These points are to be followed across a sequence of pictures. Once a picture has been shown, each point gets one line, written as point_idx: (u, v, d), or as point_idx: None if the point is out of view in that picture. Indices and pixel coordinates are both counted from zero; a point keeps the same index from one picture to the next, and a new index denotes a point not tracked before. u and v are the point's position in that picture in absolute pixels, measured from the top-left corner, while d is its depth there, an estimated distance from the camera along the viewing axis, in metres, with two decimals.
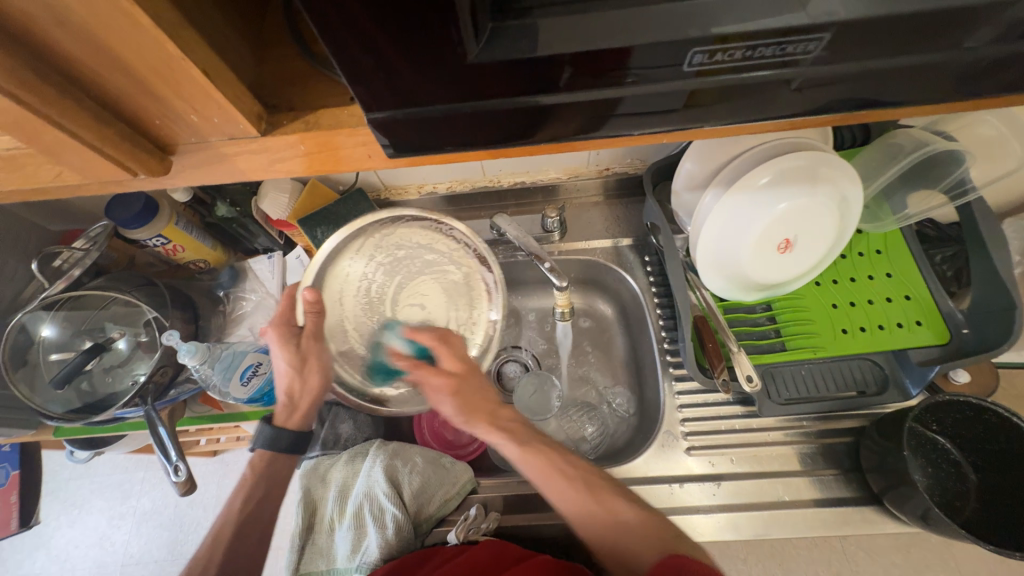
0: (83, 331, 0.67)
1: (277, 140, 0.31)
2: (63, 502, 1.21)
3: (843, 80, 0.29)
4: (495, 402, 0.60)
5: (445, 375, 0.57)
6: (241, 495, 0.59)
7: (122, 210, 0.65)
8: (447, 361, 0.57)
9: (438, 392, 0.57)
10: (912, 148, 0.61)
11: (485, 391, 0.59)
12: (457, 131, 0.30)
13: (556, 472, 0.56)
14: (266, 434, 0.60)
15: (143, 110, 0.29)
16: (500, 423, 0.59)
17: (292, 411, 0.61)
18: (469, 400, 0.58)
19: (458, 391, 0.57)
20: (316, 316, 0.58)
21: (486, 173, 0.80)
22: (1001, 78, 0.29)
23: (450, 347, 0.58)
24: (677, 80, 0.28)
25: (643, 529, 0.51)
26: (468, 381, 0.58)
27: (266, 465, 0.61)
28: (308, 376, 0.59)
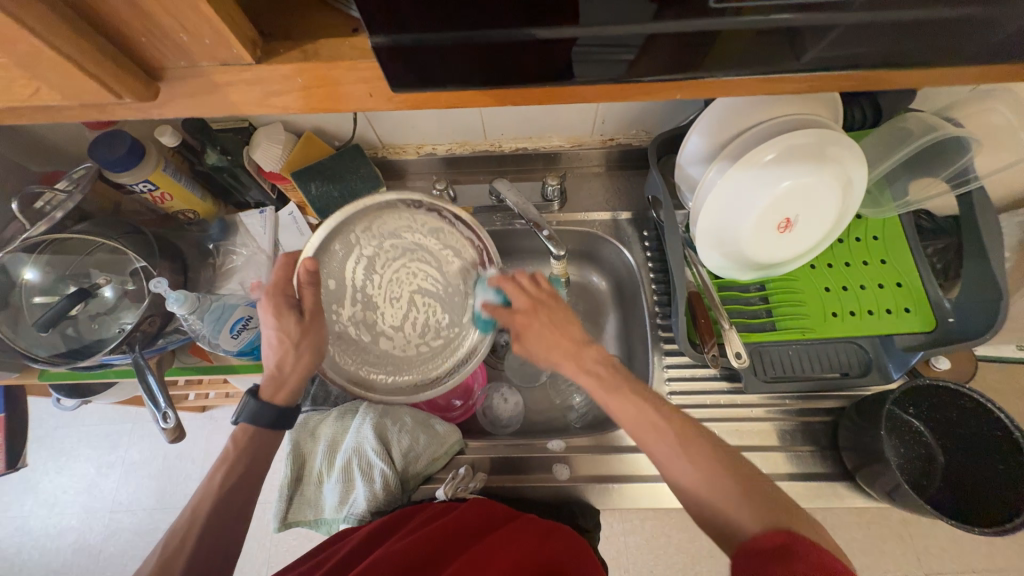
0: (68, 276, 0.66)
1: (273, 70, 0.30)
2: (50, 449, 1.21)
3: (868, 36, 0.28)
4: (580, 338, 0.57)
5: (515, 314, 0.59)
6: (223, 470, 0.57)
7: (107, 150, 0.62)
8: (517, 295, 0.59)
9: (518, 329, 0.58)
10: (921, 133, 0.60)
11: (565, 322, 0.58)
12: (463, 69, 0.29)
13: (652, 431, 0.50)
14: (250, 407, 0.58)
15: (127, 25, 0.27)
16: (587, 364, 0.55)
17: (278, 386, 0.59)
18: (543, 334, 0.57)
19: (541, 314, 0.58)
20: (312, 291, 0.57)
21: (488, 137, 0.78)
22: None
23: (517, 284, 0.60)
24: (697, 22, 0.27)
25: (745, 501, 0.44)
26: (540, 310, 0.58)
27: (250, 440, 0.58)
28: (301, 352, 0.57)
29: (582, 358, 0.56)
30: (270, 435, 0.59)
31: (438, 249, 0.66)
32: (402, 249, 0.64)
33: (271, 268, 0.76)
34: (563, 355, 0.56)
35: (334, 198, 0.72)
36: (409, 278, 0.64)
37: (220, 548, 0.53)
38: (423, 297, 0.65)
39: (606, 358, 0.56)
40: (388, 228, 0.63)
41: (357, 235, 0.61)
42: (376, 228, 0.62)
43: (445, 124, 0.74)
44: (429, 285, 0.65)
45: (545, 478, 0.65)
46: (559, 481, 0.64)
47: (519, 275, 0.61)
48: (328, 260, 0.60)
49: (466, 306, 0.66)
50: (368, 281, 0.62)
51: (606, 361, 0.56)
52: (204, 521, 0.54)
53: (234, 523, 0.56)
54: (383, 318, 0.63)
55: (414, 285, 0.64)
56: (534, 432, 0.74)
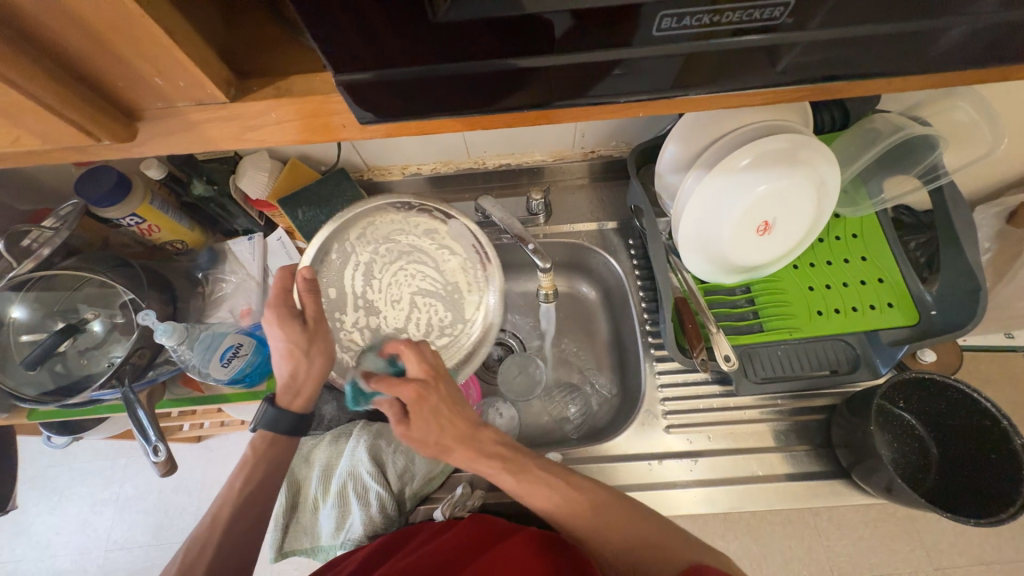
0: (56, 312, 0.66)
1: (248, 107, 0.31)
2: (42, 489, 1.19)
3: (817, 50, 0.29)
4: (476, 423, 0.54)
5: (406, 390, 0.49)
6: (241, 474, 0.58)
7: (92, 187, 0.63)
8: (413, 365, 0.50)
9: (405, 412, 0.50)
10: (889, 132, 0.62)
11: (453, 404, 0.52)
12: (434, 99, 0.30)
13: (549, 493, 0.53)
14: (269, 416, 0.58)
15: (103, 71, 0.28)
16: (485, 449, 0.54)
17: (295, 394, 0.59)
18: (435, 414, 0.50)
19: (430, 401, 0.50)
20: (314, 299, 0.56)
21: (471, 154, 0.79)
22: (968, 52, 0.30)
23: (416, 351, 0.50)
24: (652, 47, 0.29)
25: (651, 554, 0.49)
26: (437, 389, 0.50)
27: (269, 447, 0.58)
28: (313, 358, 0.57)
29: (480, 439, 0.54)
30: (287, 440, 0.60)
31: (432, 248, 0.67)
32: (397, 253, 0.66)
33: (261, 295, 0.77)
34: (459, 442, 0.53)
35: (321, 222, 0.73)
36: (408, 279, 0.66)
37: (239, 554, 0.54)
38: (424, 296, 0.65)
39: (502, 437, 0.56)
40: (380, 234, 0.66)
41: (352, 242, 0.65)
42: (369, 235, 0.66)
43: (428, 145, 0.76)
44: (428, 284, 0.66)
45: None
46: None
47: (420, 346, 0.51)
48: (326, 268, 0.63)
49: (467, 298, 0.66)
50: (366, 286, 0.64)
51: (505, 441, 0.55)
52: (224, 528, 0.55)
53: (252, 529, 0.57)
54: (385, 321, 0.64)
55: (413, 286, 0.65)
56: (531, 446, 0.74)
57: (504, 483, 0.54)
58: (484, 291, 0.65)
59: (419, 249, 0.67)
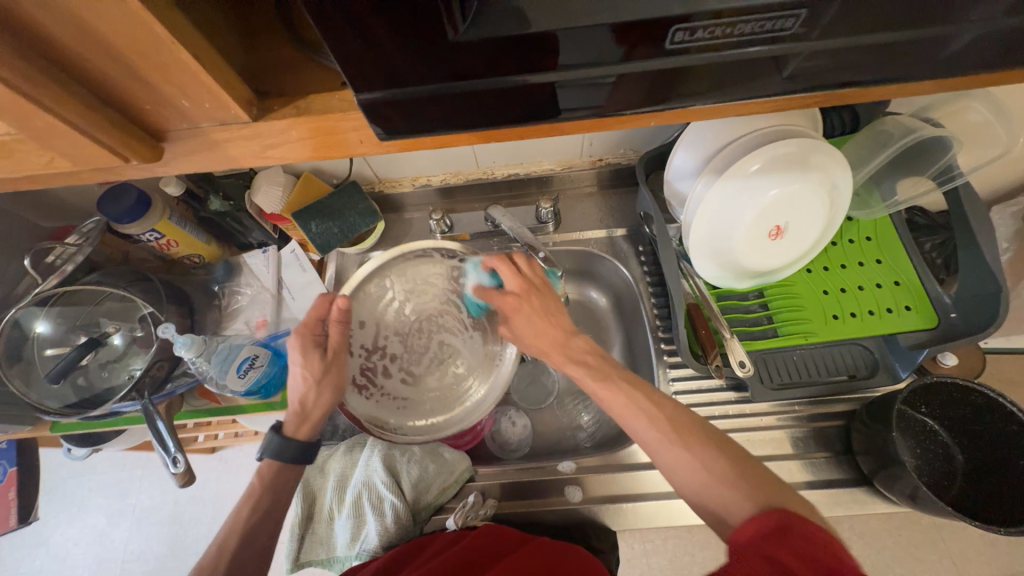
0: (78, 326, 0.67)
1: (268, 126, 0.32)
2: (61, 501, 1.21)
3: (830, 56, 0.29)
4: (568, 328, 0.59)
5: (507, 295, 0.60)
6: (248, 503, 0.57)
7: (113, 205, 0.65)
8: (510, 280, 0.60)
9: (507, 311, 0.60)
10: (901, 134, 0.61)
11: (556, 313, 0.60)
12: (449, 115, 0.31)
13: (633, 410, 0.51)
14: (275, 443, 0.59)
15: (132, 95, 0.29)
16: (572, 354, 0.57)
17: (300, 421, 0.59)
18: (531, 322, 0.59)
19: (533, 300, 0.60)
20: (339, 328, 0.59)
21: (480, 165, 0.80)
22: (980, 55, 0.30)
23: (509, 266, 0.61)
24: (662, 59, 0.29)
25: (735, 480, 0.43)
26: (532, 294, 0.60)
27: (276, 473, 0.58)
28: (323, 387, 0.59)
29: (569, 346, 0.58)
30: (293, 470, 0.59)
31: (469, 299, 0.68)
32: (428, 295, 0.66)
33: (276, 306, 0.78)
34: (551, 346, 0.58)
35: (334, 234, 0.74)
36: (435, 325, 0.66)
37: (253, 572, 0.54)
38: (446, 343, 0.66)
39: (593, 347, 0.58)
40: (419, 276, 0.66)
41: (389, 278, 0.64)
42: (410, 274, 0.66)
43: (438, 157, 0.77)
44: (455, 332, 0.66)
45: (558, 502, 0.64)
46: (573, 503, 0.63)
47: (515, 259, 0.63)
48: (363, 302, 0.63)
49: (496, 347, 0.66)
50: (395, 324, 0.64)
51: (593, 351, 0.57)
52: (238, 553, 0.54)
53: (263, 551, 0.56)
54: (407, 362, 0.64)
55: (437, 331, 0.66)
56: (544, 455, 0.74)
57: (589, 391, 0.55)
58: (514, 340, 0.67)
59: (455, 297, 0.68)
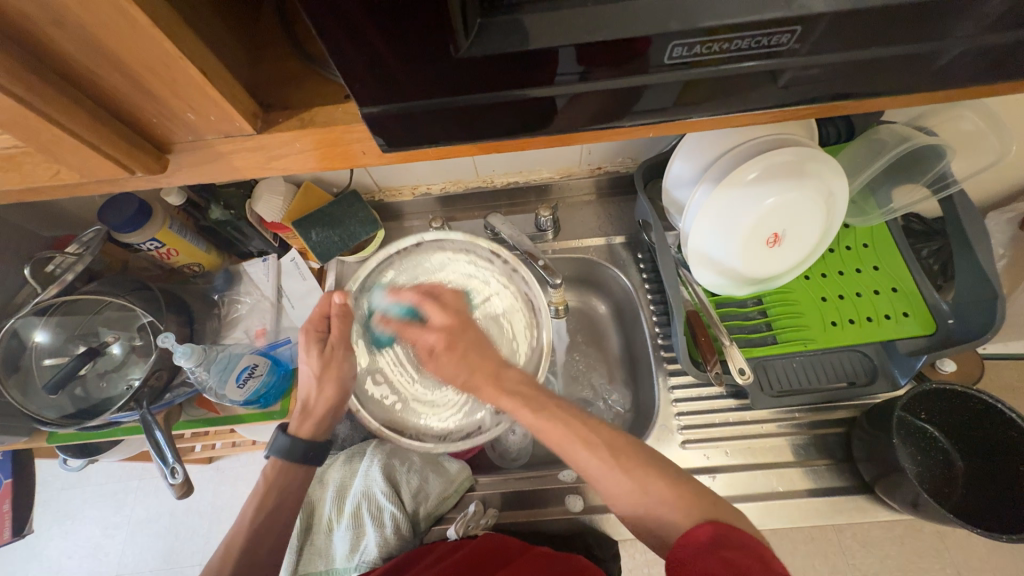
0: (77, 336, 0.67)
1: (272, 138, 0.32)
2: (55, 513, 1.19)
3: (826, 68, 0.30)
4: (499, 362, 0.57)
5: (437, 332, 0.58)
6: (257, 500, 0.58)
7: (114, 213, 0.65)
8: (436, 315, 0.58)
9: (438, 349, 0.58)
10: (895, 142, 0.62)
11: (483, 346, 0.58)
12: (450, 127, 0.31)
13: (583, 442, 0.49)
14: (282, 443, 0.59)
15: (139, 108, 0.29)
16: (507, 386, 0.55)
17: (303, 418, 0.60)
18: (463, 356, 0.57)
19: (458, 343, 0.57)
20: (341, 323, 0.60)
21: (479, 173, 0.81)
22: (972, 68, 0.31)
23: (432, 305, 0.59)
24: (661, 74, 0.30)
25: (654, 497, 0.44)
26: (461, 331, 0.58)
27: (279, 474, 0.59)
28: (325, 384, 0.59)
29: (505, 377, 0.56)
30: (301, 469, 0.60)
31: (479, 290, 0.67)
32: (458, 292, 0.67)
33: (275, 315, 0.78)
34: (484, 380, 0.55)
35: (334, 243, 0.75)
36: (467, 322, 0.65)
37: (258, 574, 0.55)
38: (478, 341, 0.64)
39: (526, 378, 0.56)
40: (420, 271, 0.67)
41: (396, 272, 0.66)
42: (414, 269, 0.67)
43: (436, 167, 0.78)
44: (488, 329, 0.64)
45: (559, 511, 0.63)
46: (574, 512, 0.63)
47: (438, 293, 0.60)
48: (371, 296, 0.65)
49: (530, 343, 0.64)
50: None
51: (527, 382, 0.55)
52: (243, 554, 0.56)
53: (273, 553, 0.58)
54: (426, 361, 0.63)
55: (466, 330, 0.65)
56: (544, 464, 0.73)
57: (524, 421, 0.53)
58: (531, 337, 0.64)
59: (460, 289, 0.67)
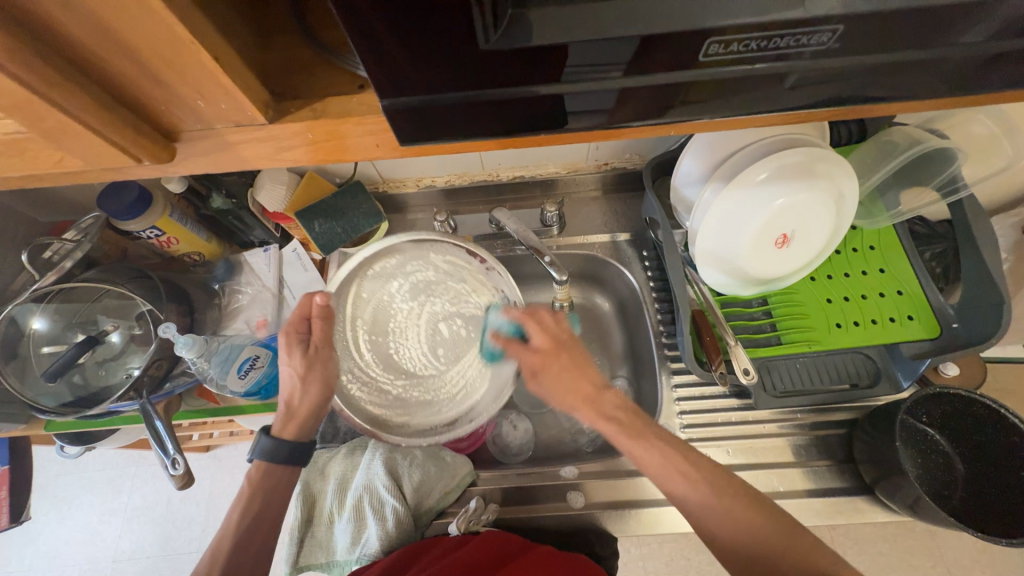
0: (76, 323, 0.66)
1: (283, 128, 0.31)
2: (52, 498, 1.19)
3: (857, 70, 0.29)
4: (599, 384, 0.56)
5: (536, 353, 0.57)
6: (241, 505, 0.57)
7: (114, 200, 0.64)
8: (538, 336, 0.57)
9: (537, 368, 0.57)
10: (906, 146, 0.62)
11: (583, 364, 0.56)
12: (465, 121, 0.30)
13: (676, 473, 0.50)
14: (265, 445, 0.58)
15: (147, 95, 0.28)
16: (605, 410, 0.54)
17: (286, 420, 0.59)
18: (563, 375, 0.56)
19: (562, 356, 0.56)
20: (322, 325, 0.58)
21: (485, 167, 0.80)
22: (1001, 74, 0.30)
23: (538, 323, 0.58)
24: (685, 71, 0.29)
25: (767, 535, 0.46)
26: (561, 354, 0.57)
27: (263, 477, 0.58)
28: (309, 385, 0.58)
29: (601, 401, 0.55)
30: (282, 471, 0.59)
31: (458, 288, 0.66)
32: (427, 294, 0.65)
33: (277, 306, 0.77)
34: (584, 403, 0.55)
35: (338, 234, 0.74)
36: (438, 325, 0.64)
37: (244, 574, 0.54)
38: (444, 341, 0.64)
39: (624, 402, 0.55)
40: (399, 271, 0.64)
41: (372, 275, 0.63)
42: (389, 270, 0.64)
43: (442, 160, 0.77)
44: (452, 332, 0.65)
45: (560, 508, 0.63)
46: (575, 509, 0.63)
47: (541, 313, 0.59)
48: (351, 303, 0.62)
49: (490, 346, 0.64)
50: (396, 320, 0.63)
51: (624, 407, 0.55)
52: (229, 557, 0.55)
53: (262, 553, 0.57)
54: (405, 365, 0.62)
55: (436, 332, 0.64)
56: (545, 460, 0.73)
57: (620, 447, 0.53)
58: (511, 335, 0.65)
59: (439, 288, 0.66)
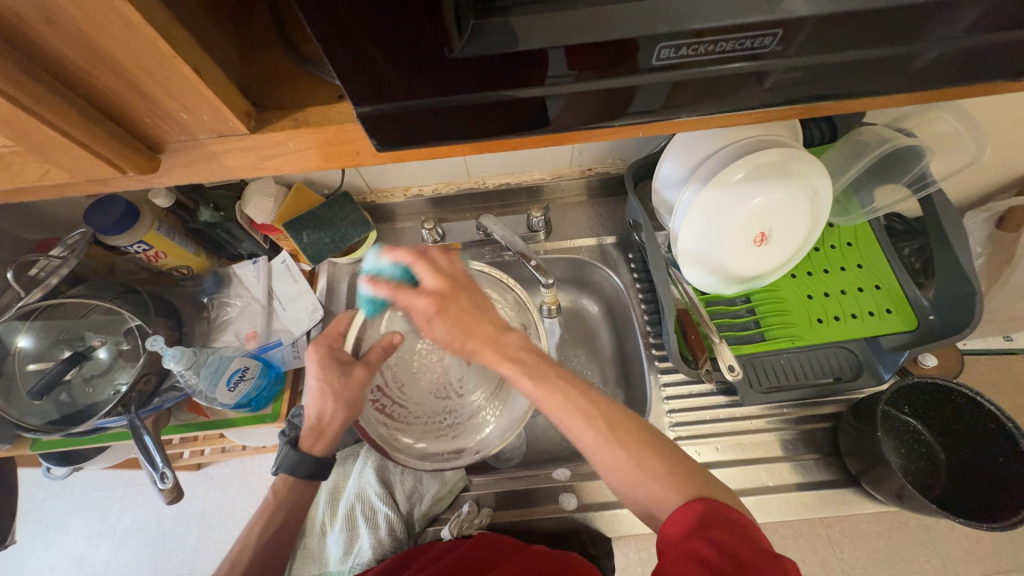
0: (62, 340, 0.66)
1: (266, 138, 0.32)
2: (38, 523, 1.16)
3: (813, 70, 0.31)
4: (500, 328, 0.51)
5: (426, 295, 0.49)
6: (263, 520, 0.58)
7: (100, 216, 0.64)
8: (429, 276, 0.50)
9: (432, 315, 0.49)
10: (876, 144, 0.64)
11: (480, 313, 0.51)
12: (442, 127, 0.32)
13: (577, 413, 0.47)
14: (290, 458, 0.59)
15: (132, 108, 0.29)
16: (507, 352, 0.50)
17: (317, 437, 0.59)
18: (461, 319, 0.50)
19: (451, 304, 0.50)
20: (381, 353, 0.60)
21: (471, 175, 0.81)
22: (947, 71, 0.32)
23: (429, 263, 0.51)
24: (650, 75, 0.30)
25: (667, 478, 0.44)
26: (456, 296, 0.50)
27: (289, 490, 0.59)
28: (341, 404, 0.58)
29: (504, 342, 0.50)
30: (309, 486, 0.60)
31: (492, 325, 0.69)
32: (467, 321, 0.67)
33: (266, 317, 0.77)
34: (482, 344, 0.50)
35: (326, 245, 0.74)
36: (466, 355, 0.65)
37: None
38: (467, 373, 0.65)
39: (528, 345, 0.51)
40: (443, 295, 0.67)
41: None
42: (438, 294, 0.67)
43: (428, 169, 0.78)
44: (478, 366, 0.65)
45: (553, 510, 0.64)
46: (568, 511, 0.63)
47: (433, 253, 0.51)
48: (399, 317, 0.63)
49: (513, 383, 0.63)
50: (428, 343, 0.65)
51: (527, 347, 0.51)
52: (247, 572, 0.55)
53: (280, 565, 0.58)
54: (425, 388, 0.63)
55: (462, 362, 0.64)
56: (537, 463, 0.73)
57: (523, 390, 0.50)
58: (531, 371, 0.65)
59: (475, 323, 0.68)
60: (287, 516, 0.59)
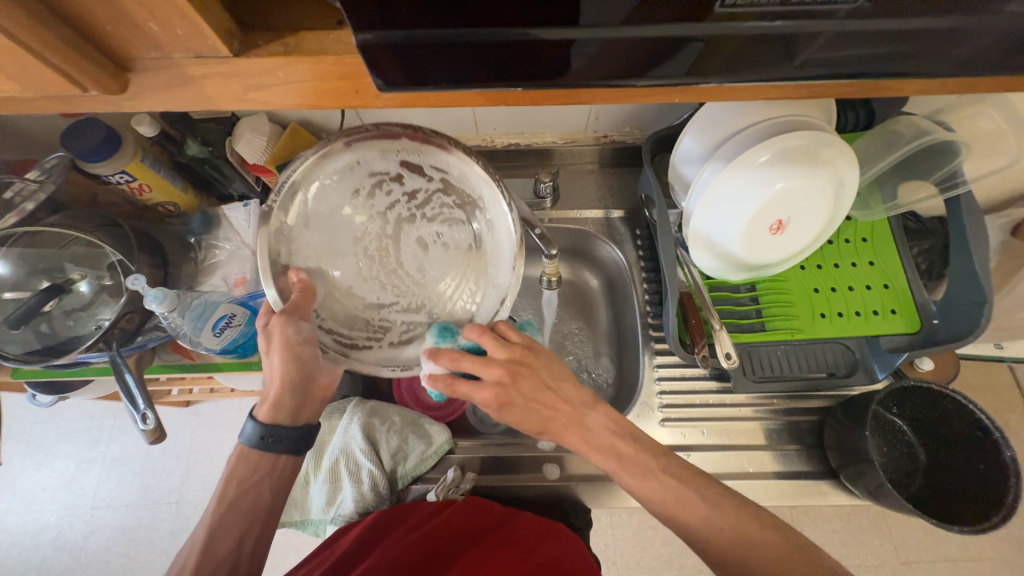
0: (41, 270, 0.63)
1: (253, 63, 0.29)
2: (28, 445, 1.18)
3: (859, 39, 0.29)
4: (578, 406, 0.52)
5: (488, 389, 0.49)
6: (221, 490, 0.52)
7: (80, 140, 0.59)
8: (488, 371, 0.49)
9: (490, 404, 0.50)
10: (912, 136, 0.60)
11: (545, 390, 0.52)
12: (455, 66, 0.28)
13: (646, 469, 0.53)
14: (249, 430, 0.52)
15: (91, 12, 0.25)
16: (596, 440, 0.52)
17: (263, 401, 0.51)
18: (527, 411, 0.51)
19: (521, 380, 0.50)
20: (300, 294, 0.48)
21: (480, 132, 0.77)
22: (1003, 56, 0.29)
23: (488, 360, 0.48)
24: (694, 26, 0.27)
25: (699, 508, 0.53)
26: (518, 378, 0.50)
27: (242, 463, 0.52)
28: (273, 359, 0.49)
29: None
30: (266, 461, 0.52)
31: (428, 202, 0.53)
32: (401, 200, 0.52)
33: (255, 263, 0.72)
34: (563, 427, 0.52)
35: None
36: (417, 243, 0.54)
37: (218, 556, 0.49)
38: (426, 263, 0.54)
39: (615, 425, 0.52)
40: (356, 172, 0.50)
41: (328, 164, 0.48)
42: (344, 169, 0.49)
43: (434, 120, 0.73)
44: (436, 253, 0.54)
45: (535, 479, 0.64)
46: (549, 480, 0.64)
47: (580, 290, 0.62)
48: (305, 220, 0.49)
49: (480, 269, 0.54)
50: (361, 241, 0.51)
51: (619, 432, 0.52)
52: (204, 546, 0.50)
53: (238, 540, 0.51)
54: (385, 294, 0.52)
55: (416, 254, 0.53)
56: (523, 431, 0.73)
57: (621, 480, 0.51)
58: (495, 253, 0.53)
59: (416, 191, 0.52)
60: (240, 488, 0.52)
